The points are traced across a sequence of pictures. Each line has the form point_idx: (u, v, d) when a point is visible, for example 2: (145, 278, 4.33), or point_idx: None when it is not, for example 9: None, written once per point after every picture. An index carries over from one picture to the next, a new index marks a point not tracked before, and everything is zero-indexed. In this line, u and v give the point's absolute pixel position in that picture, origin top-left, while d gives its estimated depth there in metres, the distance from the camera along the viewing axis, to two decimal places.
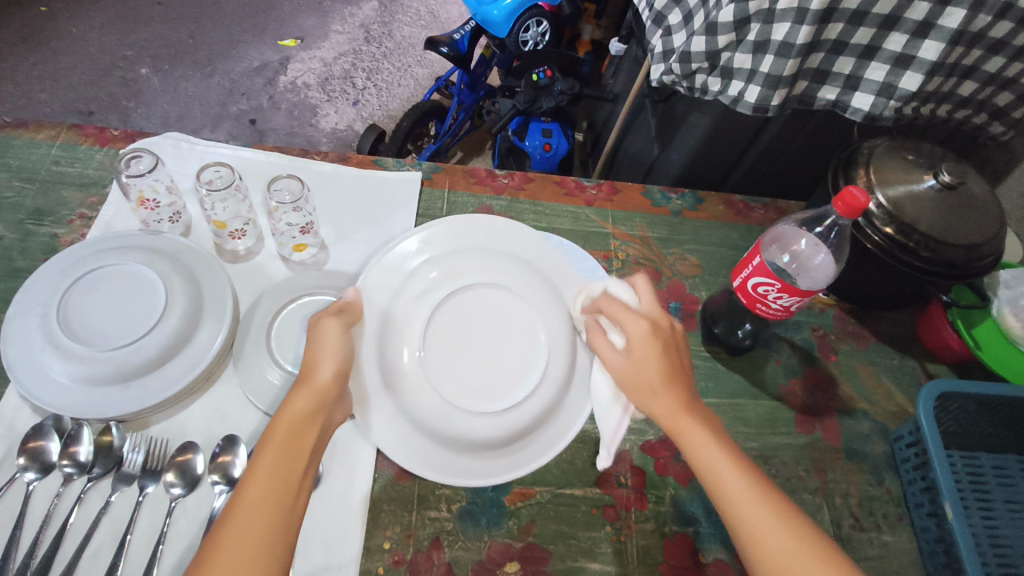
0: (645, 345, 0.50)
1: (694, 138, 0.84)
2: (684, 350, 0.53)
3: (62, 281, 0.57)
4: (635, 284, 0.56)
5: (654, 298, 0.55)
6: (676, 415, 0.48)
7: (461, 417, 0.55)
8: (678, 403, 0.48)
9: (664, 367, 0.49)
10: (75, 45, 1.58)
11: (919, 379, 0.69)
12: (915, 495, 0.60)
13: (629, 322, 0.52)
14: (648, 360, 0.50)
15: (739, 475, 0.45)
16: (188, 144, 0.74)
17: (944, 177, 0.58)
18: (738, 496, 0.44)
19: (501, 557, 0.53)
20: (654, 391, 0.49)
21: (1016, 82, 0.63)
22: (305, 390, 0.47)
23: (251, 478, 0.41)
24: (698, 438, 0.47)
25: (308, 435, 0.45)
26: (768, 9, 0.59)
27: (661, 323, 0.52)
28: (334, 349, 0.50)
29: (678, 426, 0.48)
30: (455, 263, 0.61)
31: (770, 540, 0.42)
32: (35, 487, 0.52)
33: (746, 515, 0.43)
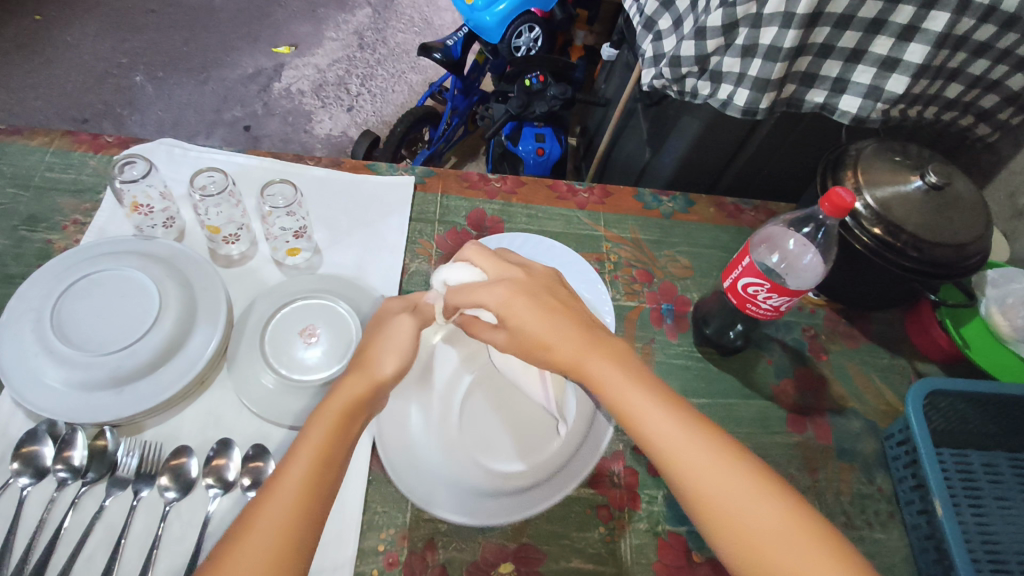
0: (511, 304, 0.49)
1: (685, 141, 0.85)
2: (567, 293, 0.53)
3: (56, 286, 0.57)
4: (470, 257, 0.55)
5: (495, 258, 0.54)
6: (580, 359, 0.48)
7: (469, 462, 0.55)
8: (579, 345, 0.48)
9: (544, 320, 0.49)
10: (69, 53, 1.59)
11: (910, 378, 0.70)
12: (907, 493, 0.61)
13: (482, 293, 0.51)
14: (528, 318, 0.49)
15: (657, 408, 0.45)
16: (182, 149, 0.75)
17: (930, 177, 0.59)
18: (657, 430, 0.44)
19: (495, 557, 0.54)
20: (552, 350, 0.49)
21: (1000, 84, 0.64)
22: (362, 378, 0.47)
23: (295, 455, 0.43)
24: (610, 377, 0.47)
25: (353, 427, 0.45)
26: (756, 13, 0.60)
27: (518, 279, 0.51)
28: (401, 345, 0.50)
29: (588, 370, 0.47)
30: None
31: (694, 469, 0.43)
32: (28, 492, 0.52)
33: (667, 446, 0.44)
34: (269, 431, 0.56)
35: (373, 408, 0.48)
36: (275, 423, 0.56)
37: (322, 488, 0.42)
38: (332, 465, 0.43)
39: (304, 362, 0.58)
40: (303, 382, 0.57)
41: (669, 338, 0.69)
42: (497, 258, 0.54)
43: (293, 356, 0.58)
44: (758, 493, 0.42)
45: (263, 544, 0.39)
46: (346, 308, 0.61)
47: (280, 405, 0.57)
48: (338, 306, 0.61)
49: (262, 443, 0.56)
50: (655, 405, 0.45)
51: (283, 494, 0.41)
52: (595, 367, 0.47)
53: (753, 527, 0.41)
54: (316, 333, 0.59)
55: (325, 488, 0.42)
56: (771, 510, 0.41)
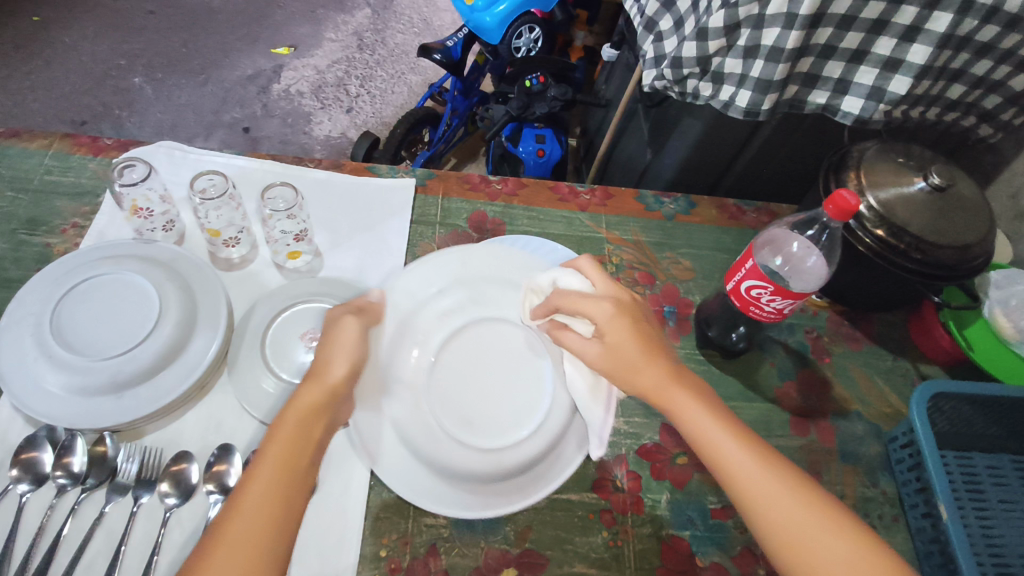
0: (614, 323, 0.50)
1: (687, 142, 0.85)
2: (653, 318, 0.53)
3: (54, 290, 0.56)
4: (581, 268, 0.55)
5: (604, 275, 0.54)
6: (664, 388, 0.48)
7: (451, 447, 0.54)
8: (665, 376, 0.48)
9: (640, 343, 0.49)
10: (68, 54, 1.58)
11: (913, 380, 0.70)
12: (910, 496, 0.60)
13: (587, 305, 0.51)
14: (626, 339, 0.49)
15: (736, 444, 0.45)
16: (182, 152, 0.74)
17: (934, 179, 0.59)
18: (737, 465, 0.44)
19: (498, 563, 0.53)
20: (641, 372, 0.48)
21: (1003, 84, 0.64)
22: (315, 386, 0.47)
23: (255, 471, 0.42)
24: (694, 411, 0.46)
25: (313, 434, 0.45)
26: (758, 14, 0.60)
27: (621, 299, 0.52)
28: (350, 347, 0.49)
29: (669, 403, 0.47)
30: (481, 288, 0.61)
31: (774, 508, 0.42)
32: (27, 499, 0.51)
33: (745, 482, 0.44)
34: (270, 436, 0.56)
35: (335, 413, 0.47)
36: (275, 428, 0.56)
37: (289, 500, 0.41)
38: (295, 475, 0.42)
39: (305, 366, 0.57)
40: None
41: (672, 341, 0.68)
42: (610, 276, 0.54)
43: (294, 360, 0.57)
44: (843, 536, 0.41)
45: (231, 561, 0.38)
46: None
47: (280, 410, 0.56)
48: None
49: None
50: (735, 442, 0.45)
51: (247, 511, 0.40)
52: (678, 399, 0.47)
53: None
54: (317, 337, 0.59)
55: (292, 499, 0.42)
56: (853, 552, 0.40)
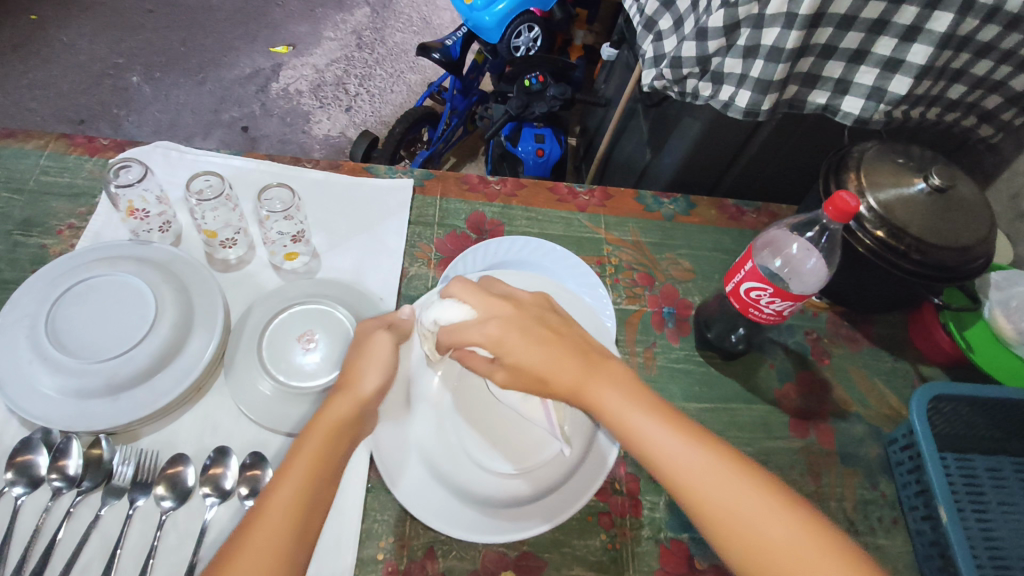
0: (506, 338, 0.48)
1: (686, 142, 0.84)
2: (556, 317, 0.51)
3: (50, 292, 0.56)
4: (451, 293, 0.50)
5: (478, 292, 0.50)
6: (581, 384, 0.47)
7: (472, 471, 0.53)
8: (585, 367, 0.48)
9: (544, 350, 0.48)
10: (66, 53, 1.57)
11: (913, 382, 0.69)
12: (910, 498, 0.60)
13: (466, 330, 0.48)
14: (527, 351, 0.48)
15: (661, 426, 0.45)
16: (179, 153, 0.74)
17: (933, 180, 0.59)
18: (663, 447, 0.44)
19: (496, 565, 0.53)
20: (542, 381, 0.48)
21: (1004, 84, 0.64)
22: (345, 398, 0.47)
23: (284, 476, 0.42)
24: (611, 398, 0.47)
25: (340, 446, 0.45)
26: (758, 14, 0.60)
27: (505, 312, 0.49)
28: (382, 361, 0.49)
29: (590, 394, 0.47)
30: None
31: (704, 484, 0.42)
32: (23, 502, 0.51)
33: (674, 465, 0.44)
34: (266, 438, 0.56)
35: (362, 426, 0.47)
36: (271, 430, 0.56)
37: (314, 506, 0.42)
38: (321, 482, 0.43)
39: (302, 368, 0.57)
40: (301, 389, 0.56)
41: (671, 343, 0.68)
42: (484, 292, 0.50)
43: (291, 361, 0.57)
44: (770, 502, 0.42)
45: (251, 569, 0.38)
46: (344, 313, 0.60)
47: (277, 411, 0.56)
48: (336, 311, 0.60)
49: (260, 451, 0.55)
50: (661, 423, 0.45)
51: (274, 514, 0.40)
52: (597, 389, 0.47)
53: (775, 542, 0.40)
54: (314, 339, 0.58)
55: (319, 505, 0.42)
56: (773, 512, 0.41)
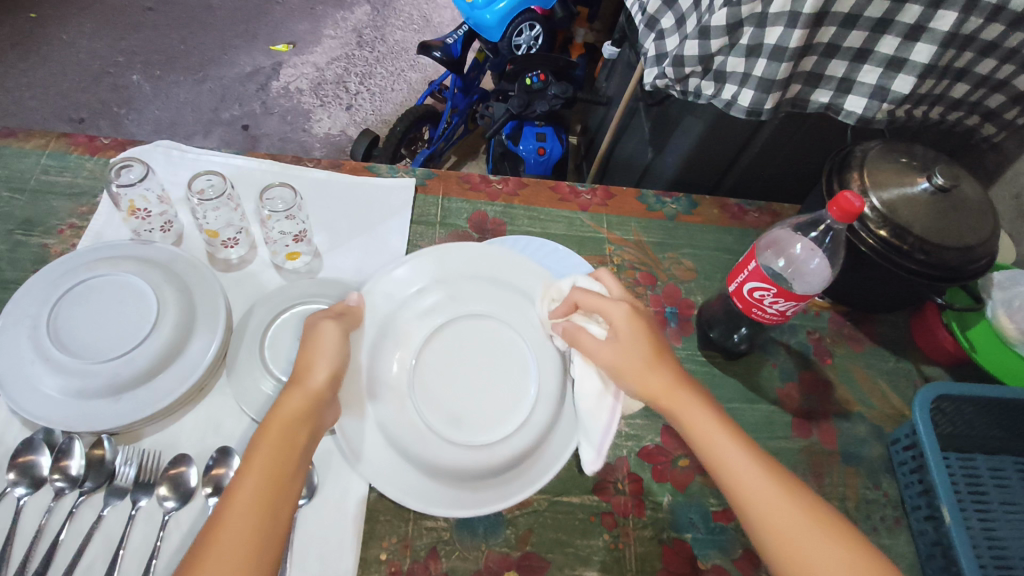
0: (630, 327, 0.51)
1: (688, 141, 0.84)
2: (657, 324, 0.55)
3: (52, 292, 0.56)
4: (601, 276, 0.57)
5: (620, 284, 0.56)
6: (674, 388, 0.49)
7: (442, 446, 0.54)
8: (673, 381, 0.49)
9: (655, 350, 0.50)
10: (66, 51, 1.57)
11: (915, 381, 0.69)
12: (913, 498, 0.60)
13: (609, 307, 0.52)
14: (640, 342, 0.51)
15: (736, 446, 0.46)
16: (180, 152, 0.74)
17: (937, 179, 0.59)
18: (736, 465, 0.46)
19: (498, 565, 0.53)
20: (650, 372, 0.49)
21: (1007, 84, 0.63)
22: (297, 394, 0.47)
23: (242, 478, 0.42)
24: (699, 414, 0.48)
25: (298, 439, 0.45)
26: (761, 13, 0.59)
27: (637, 306, 0.53)
28: (331, 350, 0.49)
29: (675, 404, 0.49)
30: (463, 286, 0.61)
31: (774, 510, 0.44)
32: (25, 502, 0.51)
33: (745, 481, 0.45)
34: None
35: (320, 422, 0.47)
36: None
37: (275, 505, 0.42)
38: (281, 482, 0.43)
39: None
40: None
41: (673, 342, 0.68)
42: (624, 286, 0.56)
43: (294, 362, 0.57)
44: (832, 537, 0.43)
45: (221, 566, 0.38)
46: None
47: None
48: None
49: None
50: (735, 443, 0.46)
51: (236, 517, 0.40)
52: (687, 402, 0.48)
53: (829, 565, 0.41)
54: None
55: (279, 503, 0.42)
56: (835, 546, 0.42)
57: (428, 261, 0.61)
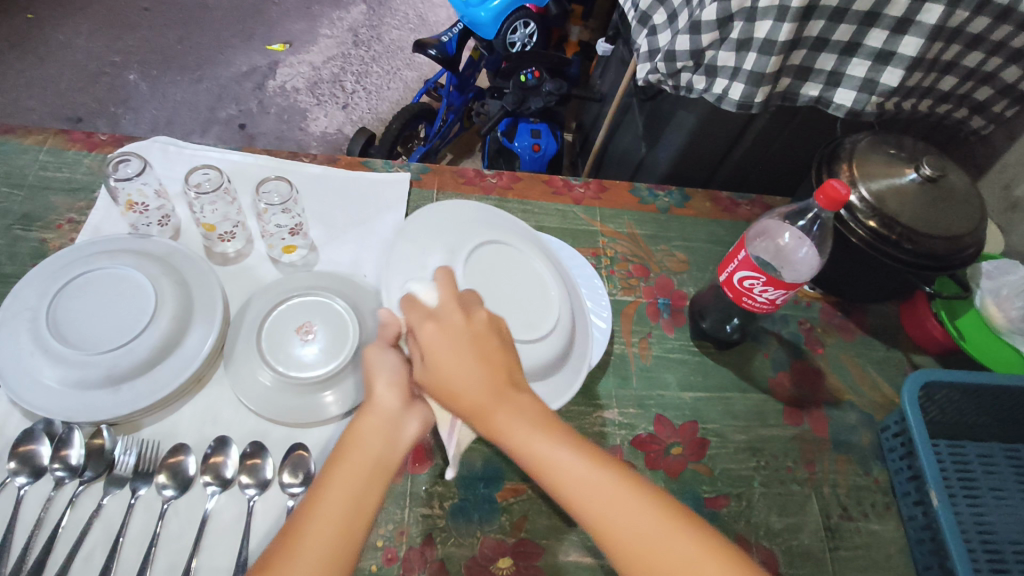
0: (436, 345, 0.42)
1: (680, 136, 0.85)
2: (507, 334, 0.45)
3: (51, 285, 0.56)
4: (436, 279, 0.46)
5: (454, 289, 0.45)
6: (487, 412, 0.41)
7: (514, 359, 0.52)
8: (488, 393, 0.41)
9: (467, 360, 0.42)
10: (62, 52, 1.57)
11: (905, 370, 0.70)
12: (902, 484, 0.61)
13: (420, 324, 0.43)
14: (447, 357, 0.41)
15: (576, 459, 0.40)
16: (177, 148, 0.74)
17: (925, 170, 0.60)
18: (566, 468, 0.40)
19: (493, 552, 0.54)
20: (464, 384, 0.41)
21: (995, 76, 0.65)
22: (370, 417, 0.42)
23: (316, 494, 0.39)
24: (521, 432, 0.40)
25: (372, 460, 0.41)
26: (750, 7, 0.60)
27: (449, 318, 0.43)
28: (385, 369, 0.45)
29: (495, 424, 0.41)
30: (446, 240, 0.55)
31: (607, 513, 0.39)
32: (26, 491, 0.52)
33: (579, 482, 0.39)
34: (269, 428, 0.57)
35: (402, 440, 0.43)
36: (272, 421, 0.56)
37: (353, 523, 0.39)
38: (354, 508, 0.39)
39: (300, 359, 0.57)
40: (301, 379, 0.56)
41: (666, 333, 0.69)
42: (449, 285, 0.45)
43: (290, 352, 0.57)
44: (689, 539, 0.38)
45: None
46: (341, 304, 0.61)
47: (276, 402, 0.56)
48: (334, 302, 0.61)
49: (261, 440, 0.56)
50: (563, 445, 0.41)
51: (311, 530, 0.38)
52: (503, 419, 0.40)
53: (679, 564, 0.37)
54: (313, 330, 0.59)
55: (358, 519, 0.39)
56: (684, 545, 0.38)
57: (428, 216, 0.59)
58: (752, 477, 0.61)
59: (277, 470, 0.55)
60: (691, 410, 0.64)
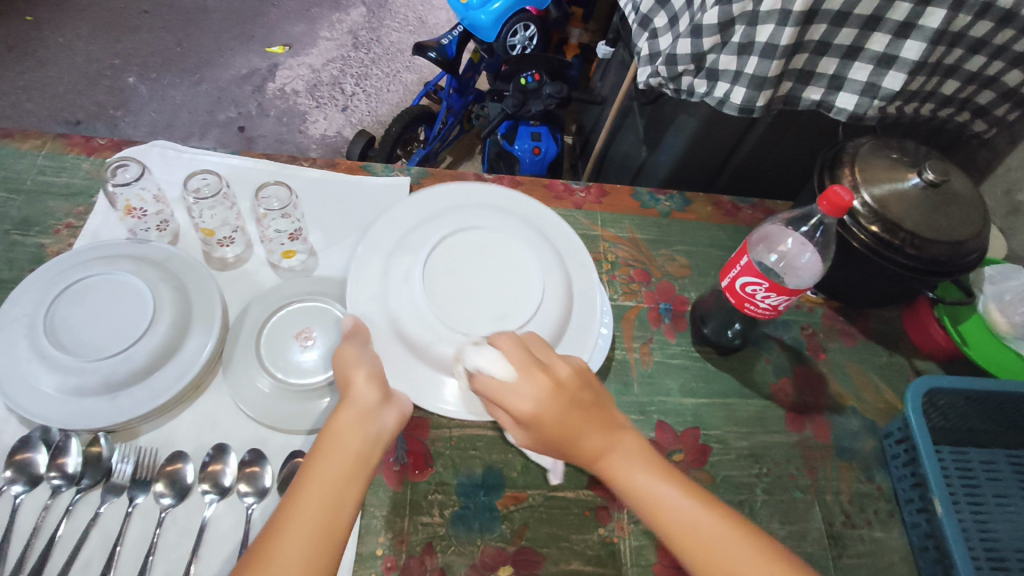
0: (537, 406, 0.42)
1: (681, 140, 0.85)
2: (598, 385, 0.45)
3: (48, 291, 0.56)
4: (495, 342, 0.45)
5: (520, 343, 0.44)
6: (603, 461, 0.42)
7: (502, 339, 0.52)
8: (602, 442, 0.42)
9: (572, 417, 0.42)
10: (62, 54, 1.57)
11: (908, 376, 0.70)
12: (905, 491, 0.61)
13: (506, 390, 0.42)
14: (549, 416, 0.42)
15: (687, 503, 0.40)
16: (176, 152, 0.74)
17: (928, 174, 0.59)
18: (677, 514, 0.40)
19: (494, 560, 0.53)
20: (573, 436, 0.42)
21: (997, 80, 0.64)
22: (347, 408, 0.42)
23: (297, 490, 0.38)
24: (635, 478, 0.41)
25: (350, 447, 0.40)
26: (752, 11, 0.60)
27: (543, 375, 0.43)
28: (359, 361, 0.46)
29: (610, 470, 0.42)
30: (410, 236, 0.58)
31: (721, 557, 0.38)
32: (22, 500, 0.51)
33: (692, 530, 0.39)
34: (267, 435, 0.56)
35: (381, 430, 0.42)
36: (271, 428, 0.56)
37: (335, 517, 0.38)
38: (337, 499, 0.38)
39: (300, 365, 0.57)
40: (301, 386, 0.56)
41: (667, 338, 0.68)
42: (518, 342, 0.44)
43: (290, 359, 0.57)
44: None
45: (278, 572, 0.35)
46: (341, 309, 0.61)
47: (275, 409, 0.56)
48: (333, 308, 0.61)
49: (260, 447, 0.56)
50: (673, 486, 0.41)
51: (293, 526, 0.36)
52: (615, 465, 0.42)
53: None
54: (312, 336, 0.58)
55: (339, 513, 0.38)
56: None
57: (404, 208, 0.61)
58: (755, 484, 0.60)
59: (276, 478, 0.54)
60: (692, 416, 0.64)
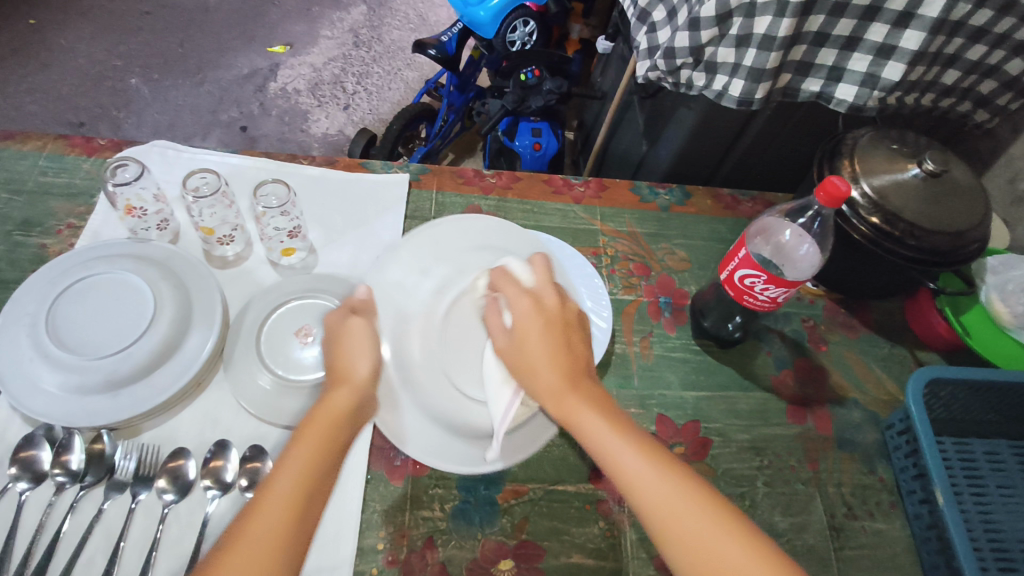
0: (525, 323, 0.48)
1: (681, 134, 0.85)
2: (583, 334, 0.50)
3: (50, 290, 0.57)
4: (532, 261, 0.52)
5: (549, 276, 0.51)
6: (561, 394, 0.45)
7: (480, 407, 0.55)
8: (565, 376, 0.46)
9: (544, 346, 0.47)
10: (65, 57, 1.58)
11: (910, 367, 0.70)
12: (908, 482, 0.60)
13: (512, 300, 0.49)
14: (532, 340, 0.47)
15: (627, 447, 0.42)
16: (175, 151, 0.74)
17: (928, 165, 0.59)
18: (624, 463, 0.42)
19: (495, 554, 0.53)
20: (540, 365, 0.46)
21: (998, 69, 0.64)
22: (345, 390, 0.46)
23: (280, 467, 0.41)
24: (587, 418, 0.44)
25: (340, 436, 0.44)
26: (749, 3, 0.60)
27: (548, 303, 0.49)
28: (365, 346, 0.49)
29: (564, 406, 0.45)
30: (462, 256, 0.60)
31: (671, 511, 0.40)
32: (27, 497, 0.52)
33: (631, 474, 0.41)
34: (266, 431, 0.57)
35: (364, 419, 0.47)
36: (270, 424, 0.56)
37: (311, 495, 0.41)
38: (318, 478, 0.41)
39: (300, 362, 0.57)
40: (300, 382, 0.57)
41: (667, 331, 0.68)
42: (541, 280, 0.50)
43: (290, 356, 0.57)
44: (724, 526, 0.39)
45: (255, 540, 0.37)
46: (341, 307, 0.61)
47: (275, 405, 0.56)
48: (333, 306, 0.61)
49: (260, 443, 0.56)
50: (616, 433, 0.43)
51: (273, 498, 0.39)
52: (571, 403, 0.44)
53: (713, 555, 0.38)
54: (312, 333, 0.59)
55: (317, 493, 0.41)
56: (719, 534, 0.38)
57: (460, 232, 0.62)
58: (755, 476, 0.60)
59: None
60: (692, 409, 0.63)
